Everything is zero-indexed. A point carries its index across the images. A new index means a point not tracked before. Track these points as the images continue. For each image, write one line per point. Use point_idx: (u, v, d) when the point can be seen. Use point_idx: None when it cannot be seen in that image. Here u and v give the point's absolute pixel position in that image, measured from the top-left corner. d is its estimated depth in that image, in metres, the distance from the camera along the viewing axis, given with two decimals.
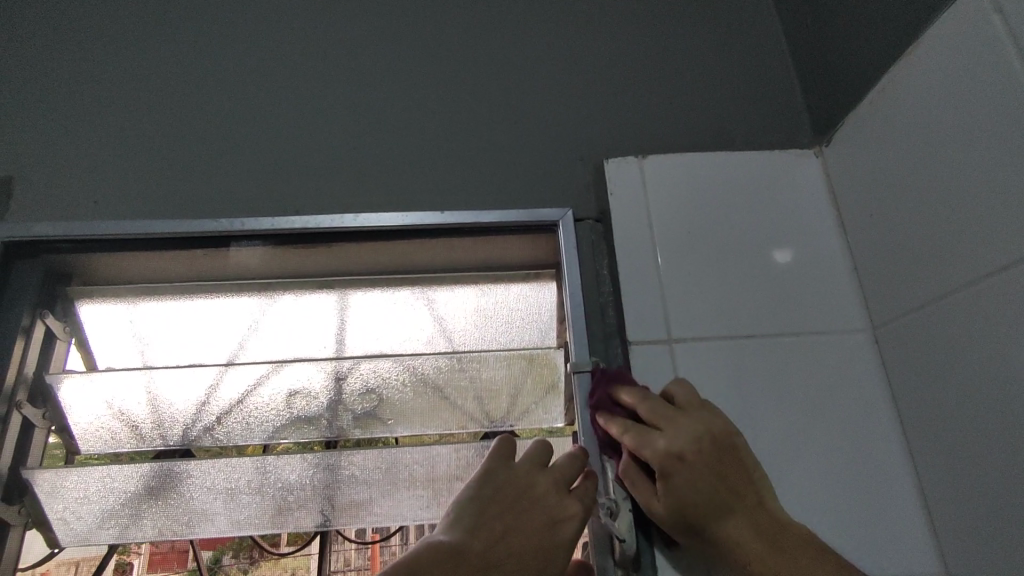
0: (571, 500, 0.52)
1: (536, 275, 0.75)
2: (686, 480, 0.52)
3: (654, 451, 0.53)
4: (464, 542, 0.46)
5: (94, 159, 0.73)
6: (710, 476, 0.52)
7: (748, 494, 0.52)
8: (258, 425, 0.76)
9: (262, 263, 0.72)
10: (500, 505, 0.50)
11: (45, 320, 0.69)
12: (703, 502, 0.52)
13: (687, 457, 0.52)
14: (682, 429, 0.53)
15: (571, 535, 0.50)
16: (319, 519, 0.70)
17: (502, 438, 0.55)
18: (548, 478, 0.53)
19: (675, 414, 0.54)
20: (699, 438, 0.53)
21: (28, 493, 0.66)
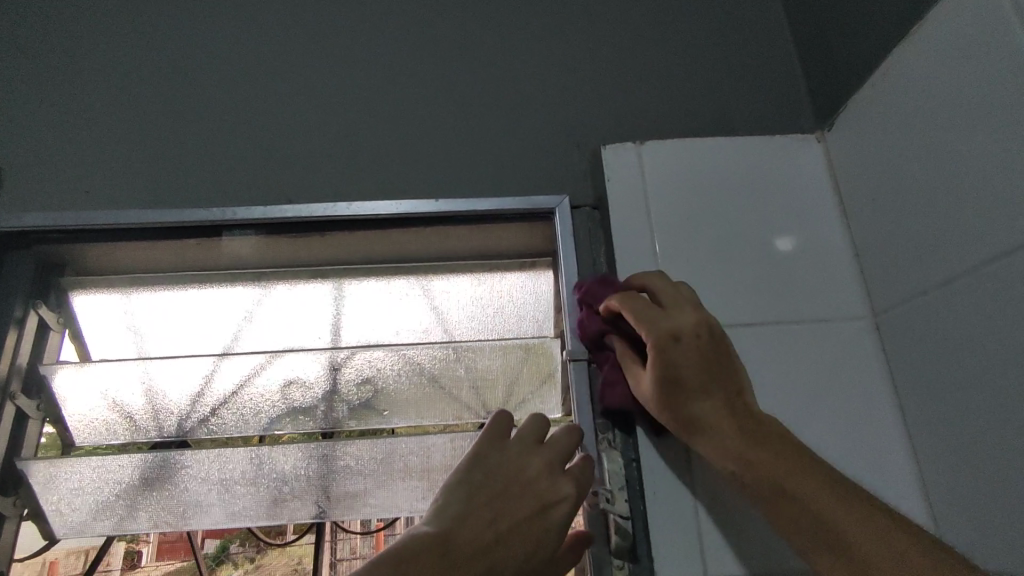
0: (564, 481, 0.51)
1: (532, 263, 0.75)
2: (680, 358, 0.52)
3: (654, 323, 0.53)
4: (453, 530, 0.45)
5: (84, 149, 0.72)
6: (700, 357, 0.52)
7: (733, 385, 0.53)
8: (253, 416, 0.73)
9: (254, 252, 0.72)
10: (489, 490, 0.49)
11: (39, 311, 0.69)
12: (687, 381, 0.52)
13: (683, 336, 0.53)
14: (682, 313, 0.54)
15: (565, 519, 0.49)
16: (315, 510, 0.69)
17: (496, 416, 0.55)
18: (540, 459, 0.52)
19: (679, 301, 0.55)
20: (697, 323, 0.53)
21: (22, 485, 0.65)
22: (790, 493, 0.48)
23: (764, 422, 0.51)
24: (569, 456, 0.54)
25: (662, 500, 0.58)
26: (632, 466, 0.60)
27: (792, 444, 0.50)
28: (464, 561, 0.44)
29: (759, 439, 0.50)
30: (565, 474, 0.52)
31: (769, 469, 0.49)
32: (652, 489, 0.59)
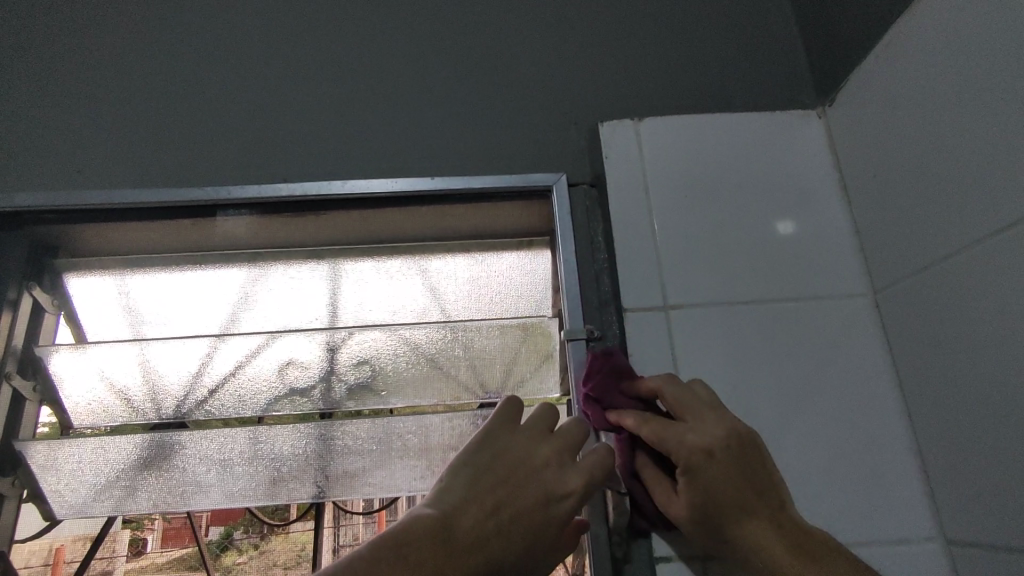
0: (572, 475, 0.50)
1: (529, 243, 0.73)
2: (714, 478, 0.49)
3: (679, 444, 0.50)
4: (454, 514, 0.45)
5: (75, 129, 0.71)
6: (736, 478, 0.48)
7: (775, 496, 0.49)
8: (251, 399, 0.72)
9: (249, 233, 0.71)
10: (494, 477, 0.48)
11: (32, 293, 0.69)
12: (728, 505, 0.49)
13: (717, 454, 0.49)
14: (710, 423, 0.50)
15: (568, 512, 0.49)
16: (313, 490, 0.69)
17: (508, 400, 0.55)
18: (548, 447, 0.51)
19: (702, 409, 0.51)
20: (726, 438, 0.49)
21: (21, 466, 0.67)
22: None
23: (819, 541, 0.48)
24: (577, 445, 0.53)
25: None
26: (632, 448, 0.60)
27: (849, 561, 0.47)
28: (463, 549, 0.44)
29: (817, 564, 0.46)
30: (574, 466, 0.51)
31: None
32: None
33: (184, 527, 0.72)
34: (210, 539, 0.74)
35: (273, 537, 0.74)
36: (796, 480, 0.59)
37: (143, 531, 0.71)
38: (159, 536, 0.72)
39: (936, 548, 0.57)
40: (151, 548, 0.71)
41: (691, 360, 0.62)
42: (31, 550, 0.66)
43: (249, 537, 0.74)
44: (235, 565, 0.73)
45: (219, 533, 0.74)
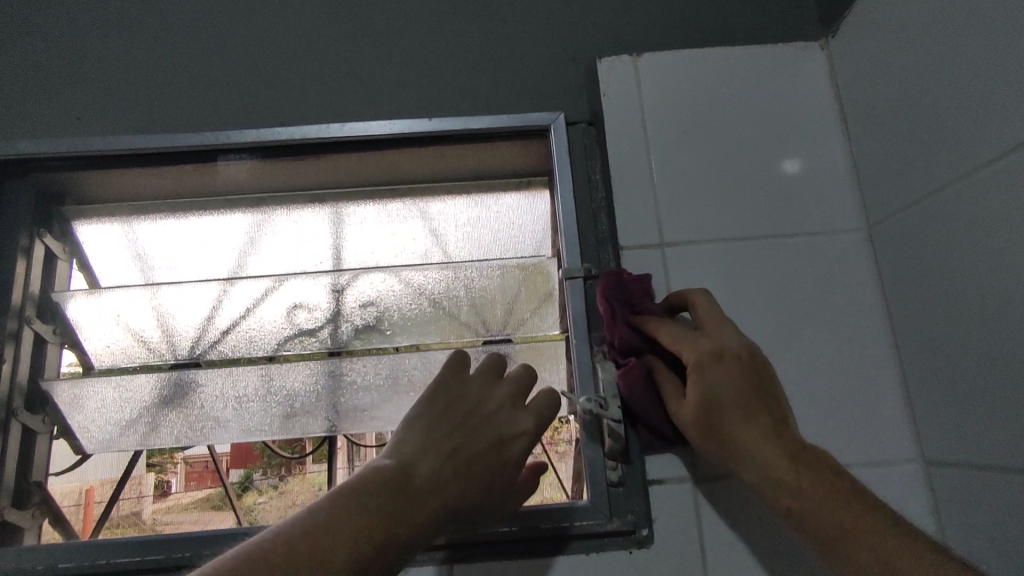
0: (523, 416, 0.52)
1: (528, 183, 0.74)
2: (720, 379, 0.51)
3: (691, 344, 0.53)
4: (412, 463, 0.45)
5: (69, 74, 0.71)
6: (742, 381, 0.50)
7: (775, 407, 0.51)
8: (260, 341, 0.74)
9: (251, 176, 0.72)
10: (451, 422, 0.49)
11: (44, 241, 0.71)
12: (730, 405, 0.50)
13: (727, 357, 0.51)
14: (726, 332, 0.53)
15: (523, 453, 0.51)
16: (326, 424, 0.70)
17: (457, 354, 0.55)
18: (500, 395, 0.53)
19: (722, 321, 0.54)
20: (741, 346, 0.52)
21: (49, 404, 0.69)
22: (844, 530, 0.45)
23: (807, 452, 0.49)
24: (527, 392, 0.55)
25: None
26: None
27: (837, 472, 0.48)
28: (428, 495, 0.44)
29: (808, 467, 0.48)
30: (525, 410, 0.53)
31: (816, 503, 0.46)
32: None
33: (208, 469, 0.72)
34: (231, 483, 0.72)
35: (290, 479, 0.71)
36: None
37: (165, 474, 0.72)
38: (183, 478, 0.72)
39: (916, 468, 0.60)
40: (177, 490, 0.71)
41: None
42: (62, 492, 0.67)
43: (269, 479, 0.71)
44: (256, 506, 0.69)
45: (238, 476, 0.72)
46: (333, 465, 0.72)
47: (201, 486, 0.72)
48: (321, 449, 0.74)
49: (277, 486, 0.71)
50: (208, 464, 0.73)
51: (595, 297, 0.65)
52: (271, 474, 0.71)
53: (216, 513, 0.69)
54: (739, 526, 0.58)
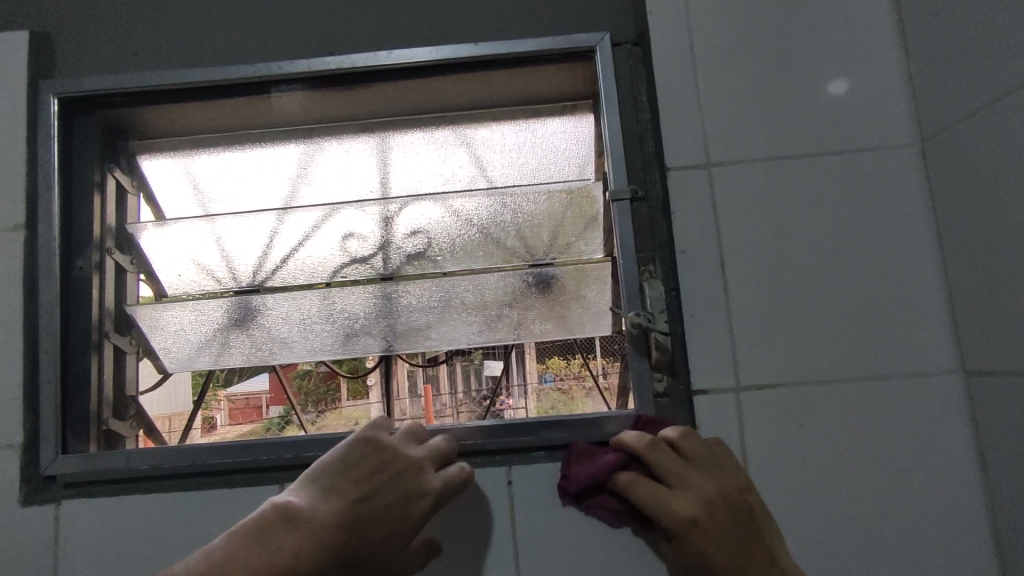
0: (429, 478, 0.58)
1: (573, 107, 0.75)
2: (700, 546, 0.53)
3: (669, 514, 0.55)
4: (315, 504, 0.53)
5: (123, 11, 0.73)
6: (725, 534, 0.53)
7: (756, 551, 0.53)
8: (318, 268, 0.78)
9: (302, 108, 0.74)
10: (355, 474, 0.55)
11: (114, 175, 0.75)
12: (717, 566, 0.53)
13: (701, 522, 0.54)
14: (694, 489, 0.55)
15: (425, 508, 0.56)
16: (383, 344, 0.75)
17: (377, 419, 0.62)
18: (413, 456, 0.59)
19: (686, 468, 0.56)
20: (713, 496, 0.55)
21: (133, 326, 0.75)
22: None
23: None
24: (440, 459, 0.60)
25: (699, 325, 0.64)
26: (672, 295, 0.65)
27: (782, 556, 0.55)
28: (317, 536, 0.51)
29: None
30: (433, 472, 0.58)
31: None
32: (688, 315, 0.64)
33: (249, 406, 0.77)
34: (271, 420, 0.75)
35: (328, 414, 0.75)
36: (825, 322, 0.63)
37: (211, 410, 0.76)
38: (227, 414, 0.76)
39: (955, 379, 0.62)
40: (222, 423, 0.75)
41: (732, 216, 0.65)
42: (139, 410, 0.73)
43: (306, 415, 0.76)
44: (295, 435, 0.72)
45: (277, 412, 0.76)
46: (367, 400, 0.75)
47: (245, 421, 0.76)
48: (354, 389, 0.77)
49: (315, 421, 0.75)
50: (250, 401, 0.77)
51: (641, 218, 0.67)
52: (309, 410, 0.76)
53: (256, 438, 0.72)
54: (779, 431, 0.62)
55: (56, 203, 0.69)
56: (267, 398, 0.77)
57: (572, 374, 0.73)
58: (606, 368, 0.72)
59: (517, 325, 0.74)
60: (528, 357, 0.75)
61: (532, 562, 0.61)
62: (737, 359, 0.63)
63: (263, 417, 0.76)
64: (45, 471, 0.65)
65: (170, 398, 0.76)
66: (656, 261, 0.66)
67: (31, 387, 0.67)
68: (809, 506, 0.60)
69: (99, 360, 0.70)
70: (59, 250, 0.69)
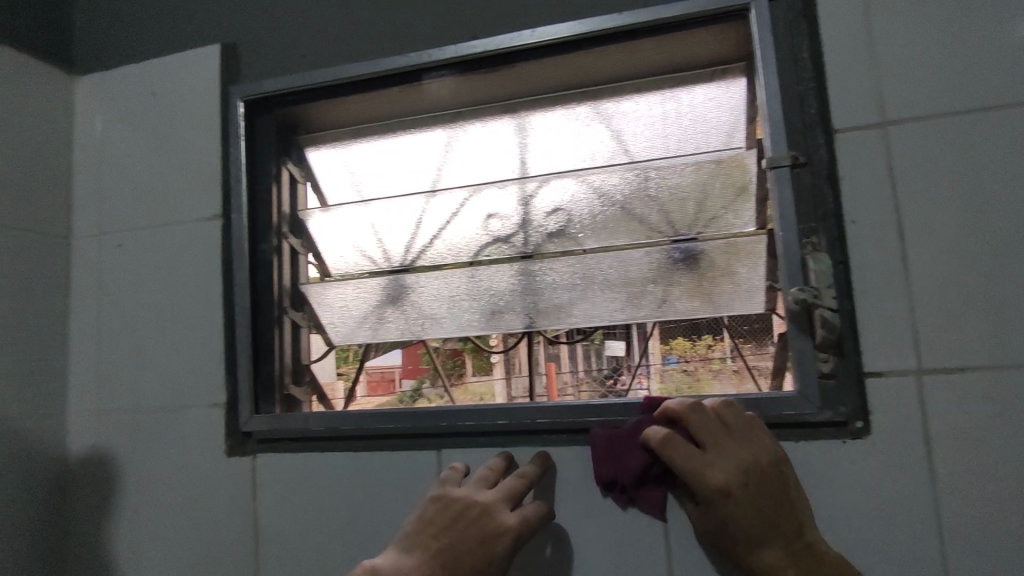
0: (508, 515, 0.60)
1: (723, 71, 0.71)
2: (732, 512, 0.55)
3: (703, 477, 0.55)
4: (400, 561, 0.60)
5: (292, 16, 0.80)
6: (757, 505, 0.54)
7: (791, 526, 0.54)
8: (463, 248, 0.80)
9: (451, 93, 0.78)
10: (436, 526, 0.61)
11: (287, 167, 0.83)
12: (744, 532, 0.54)
13: (737, 490, 0.55)
14: (727, 459, 0.55)
15: (505, 549, 0.59)
16: (525, 321, 0.76)
17: (451, 470, 0.65)
18: (490, 496, 0.61)
19: (725, 437, 0.56)
20: (749, 463, 0.55)
21: (307, 304, 0.83)
22: None
23: (827, 559, 0.53)
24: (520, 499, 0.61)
25: (875, 301, 0.58)
26: (842, 269, 0.60)
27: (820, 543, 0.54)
28: None
29: None
30: (513, 509, 0.61)
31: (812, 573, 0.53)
32: (860, 289, 0.58)
33: (385, 378, 0.83)
34: (404, 391, 0.81)
35: (455, 389, 0.79)
36: None
37: (352, 382, 0.83)
38: (366, 385, 0.82)
39: None
40: (362, 395, 0.82)
41: (915, 180, 0.58)
42: (302, 376, 0.82)
43: (436, 389, 0.80)
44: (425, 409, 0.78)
45: (410, 385, 0.81)
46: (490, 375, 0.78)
47: (382, 392, 0.82)
48: (479, 364, 0.80)
49: (444, 395, 0.79)
50: (385, 374, 0.83)
51: (802, 186, 0.62)
52: (438, 385, 0.80)
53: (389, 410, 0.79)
54: (972, 421, 0.55)
55: (245, 193, 0.79)
56: (400, 371, 0.82)
57: (698, 354, 0.72)
58: (736, 347, 0.71)
59: (662, 302, 0.72)
60: (650, 337, 0.74)
61: (682, 540, 0.61)
62: (919, 339, 0.57)
63: (396, 390, 0.82)
64: (243, 427, 0.75)
65: (330, 364, 0.83)
66: (820, 232, 0.61)
67: (230, 355, 0.77)
68: (1007, 506, 0.53)
69: (280, 332, 0.80)
70: (247, 236, 0.79)
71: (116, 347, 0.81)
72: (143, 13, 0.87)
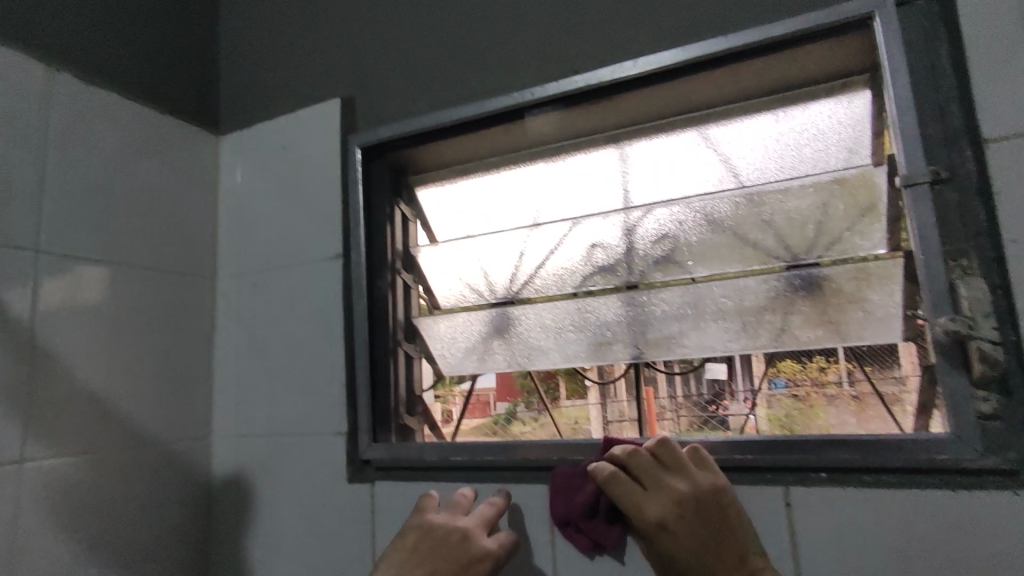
0: (485, 540, 0.64)
1: (843, 85, 0.67)
2: (672, 547, 0.57)
3: (639, 514, 0.58)
4: None
5: (404, 67, 0.86)
6: (695, 536, 0.56)
7: (731, 556, 0.55)
8: (568, 277, 0.80)
9: (554, 129, 0.79)
10: (419, 554, 0.63)
11: (399, 207, 0.89)
12: (685, 566, 0.56)
13: (673, 525, 0.57)
14: (661, 496, 0.58)
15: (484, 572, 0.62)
16: (633, 352, 0.74)
17: (424, 499, 0.69)
18: (468, 523, 0.65)
19: (661, 474, 0.59)
20: (684, 497, 0.57)
21: (419, 336, 0.87)
22: None
23: None
24: (491, 524, 0.66)
25: None
26: (1001, 293, 0.53)
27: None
28: None
29: None
30: (488, 535, 0.64)
31: None
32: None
33: (480, 400, 0.85)
34: (499, 415, 0.83)
35: (550, 413, 0.81)
36: None
37: (450, 404, 0.86)
38: (462, 408, 0.85)
39: None
40: (458, 417, 0.84)
41: None
42: (413, 402, 0.85)
43: (530, 412, 0.82)
44: (522, 433, 0.79)
45: (504, 408, 0.83)
46: (585, 400, 0.78)
47: (477, 415, 0.84)
48: (573, 388, 0.81)
49: (538, 418, 0.81)
50: (480, 396, 0.85)
51: (946, 203, 0.56)
52: (533, 408, 0.82)
53: (486, 436, 0.80)
54: None
55: (362, 234, 0.84)
56: (495, 395, 0.84)
57: (809, 378, 0.68)
58: (853, 372, 0.66)
59: (780, 331, 0.68)
60: (753, 361, 0.71)
61: None
62: None
63: (491, 413, 0.84)
64: (362, 455, 0.79)
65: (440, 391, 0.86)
66: (972, 252, 0.55)
67: (350, 385, 0.82)
68: None
69: (395, 364, 0.84)
70: (365, 274, 0.84)
71: (252, 378, 0.89)
72: (274, 75, 0.97)
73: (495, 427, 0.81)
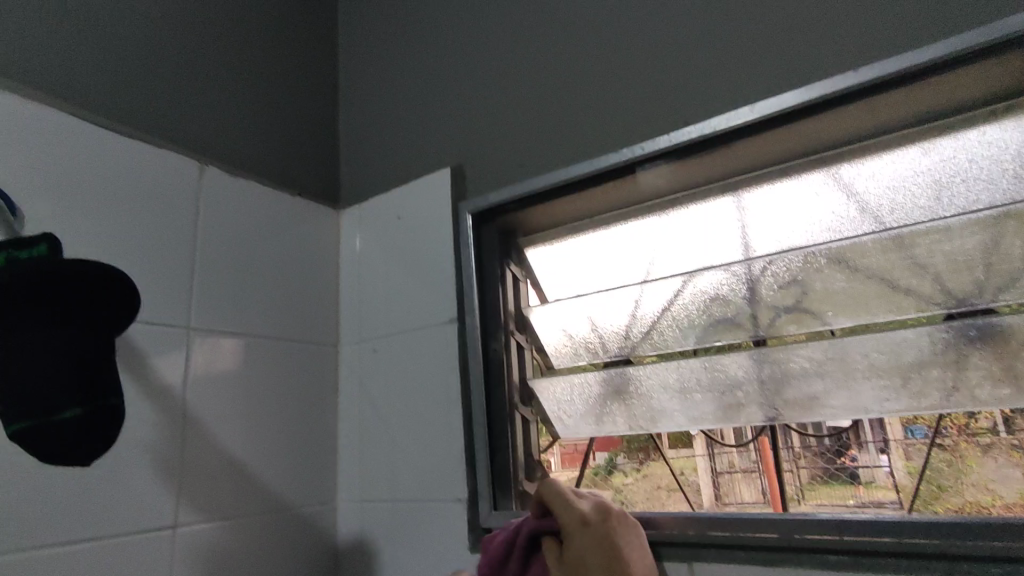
0: None
1: (1001, 110, 0.60)
2: (588, 542, 0.58)
3: (569, 509, 0.60)
4: None
5: (510, 134, 0.88)
6: (607, 539, 0.58)
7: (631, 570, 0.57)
8: (689, 331, 0.75)
9: (668, 180, 0.76)
10: None
11: (510, 268, 0.89)
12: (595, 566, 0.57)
13: (592, 524, 0.59)
14: (584, 503, 0.61)
15: None
16: (768, 415, 0.68)
17: None
18: None
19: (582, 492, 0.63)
20: (603, 508, 0.61)
21: (534, 398, 0.85)
22: None
23: None
24: None
25: None
26: None
27: None
28: None
29: None
30: None
31: None
32: None
33: (578, 451, 0.82)
34: (597, 465, 0.80)
35: (651, 464, 0.77)
36: None
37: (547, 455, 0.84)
38: (560, 459, 0.83)
39: None
40: (555, 468, 0.83)
41: None
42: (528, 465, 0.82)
43: (629, 462, 0.79)
44: (624, 487, 0.77)
45: (603, 459, 0.80)
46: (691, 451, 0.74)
47: (574, 467, 0.82)
48: (675, 437, 0.76)
49: (639, 469, 0.77)
50: (577, 446, 0.82)
51: None
52: (632, 458, 0.78)
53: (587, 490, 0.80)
54: None
55: (476, 297, 0.85)
56: (591, 444, 0.81)
57: (953, 425, 0.61)
58: (1010, 418, 0.58)
59: (953, 387, 0.59)
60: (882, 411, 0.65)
61: None
62: None
63: (590, 465, 0.81)
64: (483, 523, 0.78)
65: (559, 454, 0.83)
66: None
67: (469, 450, 0.81)
68: None
69: (511, 427, 0.82)
70: (480, 337, 0.84)
71: (372, 442, 0.91)
72: (387, 153, 1.03)
73: (595, 479, 0.79)
